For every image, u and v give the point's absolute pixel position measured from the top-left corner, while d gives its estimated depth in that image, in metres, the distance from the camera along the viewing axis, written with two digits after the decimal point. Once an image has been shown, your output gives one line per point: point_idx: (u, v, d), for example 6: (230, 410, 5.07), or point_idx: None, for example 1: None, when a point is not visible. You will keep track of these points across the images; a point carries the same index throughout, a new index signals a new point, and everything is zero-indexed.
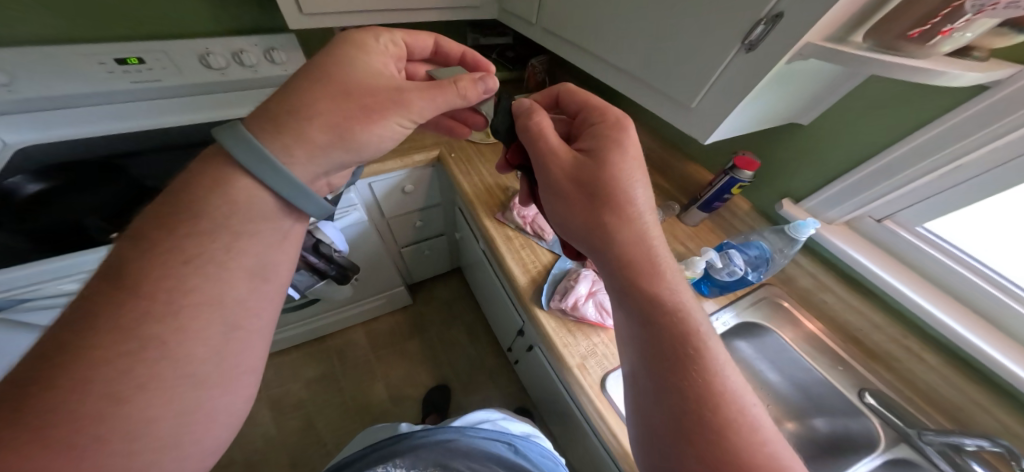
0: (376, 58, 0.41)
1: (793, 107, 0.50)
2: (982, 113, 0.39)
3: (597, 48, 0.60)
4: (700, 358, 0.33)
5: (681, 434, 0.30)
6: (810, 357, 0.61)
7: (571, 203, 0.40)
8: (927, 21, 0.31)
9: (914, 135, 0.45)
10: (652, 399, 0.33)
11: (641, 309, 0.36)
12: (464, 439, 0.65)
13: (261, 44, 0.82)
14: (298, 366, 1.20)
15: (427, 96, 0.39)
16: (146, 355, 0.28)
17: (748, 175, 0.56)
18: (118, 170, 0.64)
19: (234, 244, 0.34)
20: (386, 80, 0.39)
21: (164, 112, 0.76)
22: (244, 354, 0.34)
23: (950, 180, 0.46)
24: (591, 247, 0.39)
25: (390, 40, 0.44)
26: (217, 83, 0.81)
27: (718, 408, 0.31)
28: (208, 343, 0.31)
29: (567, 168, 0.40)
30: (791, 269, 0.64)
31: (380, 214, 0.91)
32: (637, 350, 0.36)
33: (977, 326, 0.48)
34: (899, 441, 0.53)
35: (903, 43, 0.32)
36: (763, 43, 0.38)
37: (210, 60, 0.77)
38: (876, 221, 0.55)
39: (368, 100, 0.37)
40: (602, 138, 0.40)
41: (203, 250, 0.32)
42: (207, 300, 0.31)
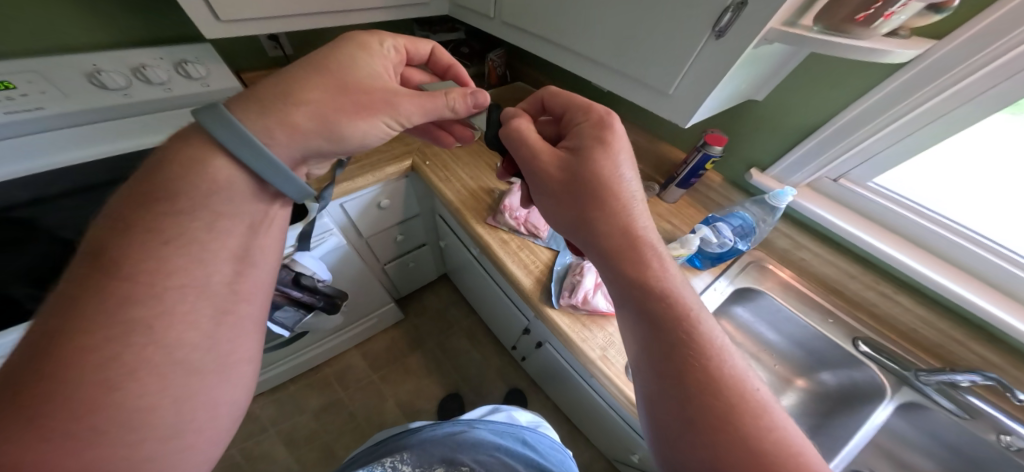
0: (376, 63, 0.42)
1: (753, 84, 0.54)
2: (913, 79, 0.47)
3: (564, 43, 0.60)
4: (698, 343, 0.35)
5: (684, 416, 0.33)
6: (801, 312, 0.68)
7: (562, 205, 0.42)
8: (870, 6, 0.35)
9: (867, 95, 0.51)
10: (656, 386, 0.35)
11: (643, 297, 0.38)
12: (472, 430, 0.68)
13: (168, 58, 0.70)
14: (301, 398, 1.18)
15: (418, 103, 0.41)
16: (133, 339, 0.29)
17: (718, 150, 0.63)
18: (24, 225, 0.52)
19: (217, 224, 0.35)
20: (381, 83, 0.41)
21: (71, 146, 0.62)
22: (233, 340, 0.36)
23: (894, 136, 0.53)
24: (586, 244, 0.41)
25: (393, 47, 0.46)
26: (122, 107, 0.67)
27: (719, 391, 0.33)
28: (196, 328, 0.33)
29: (556, 170, 0.41)
30: (772, 234, 0.71)
31: (357, 234, 0.85)
32: (639, 340, 0.38)
33: (932, 261, 0.56)
34: (901, 386, 0.61)
35: (851, 26, 0.36)
36: (731, 29, 0.40)
37: (102, 77, 0.63)
38: (833, 181, 0.62)
39: (363, 100, 0.39)
40: (588, 139, 0.42)
41: (183, 231, 0.33)
42: (189, 282, 0.33)
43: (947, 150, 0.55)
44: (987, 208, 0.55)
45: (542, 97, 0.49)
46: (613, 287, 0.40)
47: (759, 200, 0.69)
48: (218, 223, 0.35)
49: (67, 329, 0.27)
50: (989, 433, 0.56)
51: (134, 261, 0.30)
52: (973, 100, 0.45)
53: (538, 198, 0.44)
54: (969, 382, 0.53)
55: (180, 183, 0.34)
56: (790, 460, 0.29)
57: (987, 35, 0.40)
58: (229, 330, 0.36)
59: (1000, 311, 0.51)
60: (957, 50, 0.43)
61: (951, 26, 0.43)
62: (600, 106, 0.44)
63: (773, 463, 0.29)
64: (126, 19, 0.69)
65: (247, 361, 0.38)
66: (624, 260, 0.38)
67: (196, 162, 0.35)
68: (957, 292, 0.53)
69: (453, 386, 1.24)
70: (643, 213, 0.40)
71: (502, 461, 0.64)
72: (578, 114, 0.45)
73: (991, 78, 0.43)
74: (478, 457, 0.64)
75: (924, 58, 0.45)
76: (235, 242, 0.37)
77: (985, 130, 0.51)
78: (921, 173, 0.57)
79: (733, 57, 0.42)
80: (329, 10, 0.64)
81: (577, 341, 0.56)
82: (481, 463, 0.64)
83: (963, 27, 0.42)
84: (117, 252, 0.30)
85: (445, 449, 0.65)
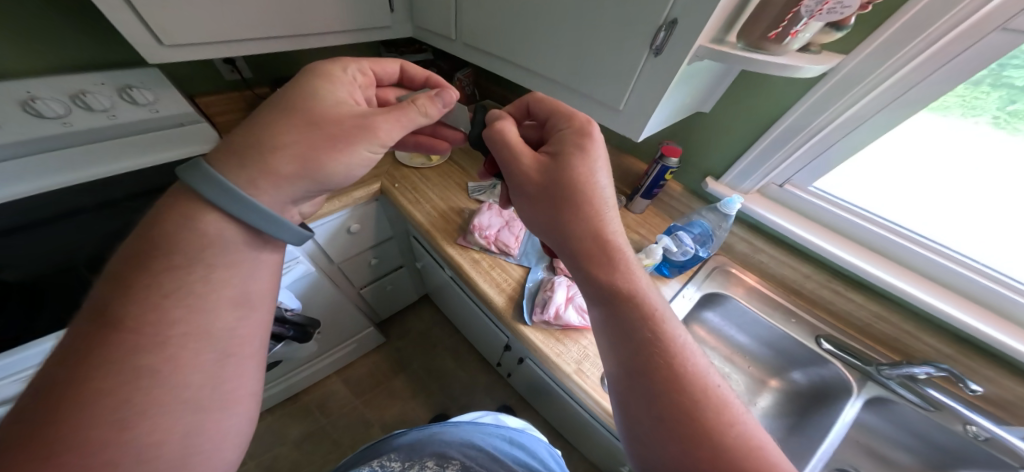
0: (341, 88, 0.40)
1: (696, 97, 0.58)
2: (833, 89, 0.51)
3: (520, 65, 0.63)
4: (667, 344, 0.36)
5: (654, 416, 0.33)
6: (765, 314, 0.70)
7: (539, 207, 0.41)
8: (778, 25, 0.39)
9: (802, 100, 0.54)
10: (626, 387, 0.36)
11: (618, 302, 0.38)
12: (461, 427, 0.67)
13: (111, 83, 0.69)
14: (282, 429, 1.13)
15: (396, 123, 0.39)
16: (140, 383, 0.29)
17: (674, 162, 0.66)
18: None
19: (212, 276, 0.35)
20: (348, 110, 0.38)
21: (10, 181, 0.58)
22: (236, 378, 0.35)
23: (828, 141, 0.56)
24: (561, 247, 0.41)
25: (356, 70, 0.44)
26: (60, 137, 0.63)
27: (685, 390, 0.34)
28: (198, 369, 0.33)
29: (535, 172, 0.41)
30: (731, 239, 0.74)
31: (328, 260, 0.84)
32: (612, 343, 0.38)
33: (878, 261, 0.60)
34: (867, 381, 0.63)
35: (767, 43, 0.40)
36: (666, 47, 0.43)
37: (37, 105, 0.61)
38: (779, 187, 0.66)
39: (331, 130, 0.36)
40: (570, 144, 0.42)
41: (183, 285, 0.33)
42: (194, 330, 0.33)
43: (880, 151, 0.58)
44: (925, 208, 0.58)
45: (527, 103, 0.49)
46: (588, 292, 0.40)
47: (713, 207, 0.72)
48: (215, 274, 0.35)
49: (81, 375, 0.28)
50: (957, 424, 0.57)
51: (138, 317, 0.31)
52: (891, 104, 0.49)
53: (514, 198, 0.44)
54: (926, 374, 0.55)
55: (179, 232, 0.34)
56: (749, 454, 0.30)
57: (888, 47, 0.45)
58: (234, 368, 0.35)
59: (985, 327, 0.52)
60: (865, 61, 0.47)
61: (854, 42, 0.47)
62: (583, 114, 0.43)
63: (737, 460, 0.30)
64: (67, 42, 0.67)
65: (251, 396, 0.37)
66: (599, 264, 0.38)
67: (200, 207, 0.35)
68: (900, 288, 0.57)
69: (439, 407, 1.21)
70: (616, 221, 0.41)
71: (493, 454, 0.64)
72: (559, 118, 0.45)
73: (901, 85, 0.47)
74: (468, 452, 0.64)
75: (838, 70, 0.49)
76: (238, 287, 0.36)
77: (914, 133, 0.54)
78: (859, 177, 0.61)
79: (671, 74, 0.44)
80: (284, 33, 0.65)
81: (553, 355, 0.56)
82: (472, 457, 0.63)
83: (865, 41, 0.46)
84: (122, 308, 0.31)
85: (433, 447, 0.64)
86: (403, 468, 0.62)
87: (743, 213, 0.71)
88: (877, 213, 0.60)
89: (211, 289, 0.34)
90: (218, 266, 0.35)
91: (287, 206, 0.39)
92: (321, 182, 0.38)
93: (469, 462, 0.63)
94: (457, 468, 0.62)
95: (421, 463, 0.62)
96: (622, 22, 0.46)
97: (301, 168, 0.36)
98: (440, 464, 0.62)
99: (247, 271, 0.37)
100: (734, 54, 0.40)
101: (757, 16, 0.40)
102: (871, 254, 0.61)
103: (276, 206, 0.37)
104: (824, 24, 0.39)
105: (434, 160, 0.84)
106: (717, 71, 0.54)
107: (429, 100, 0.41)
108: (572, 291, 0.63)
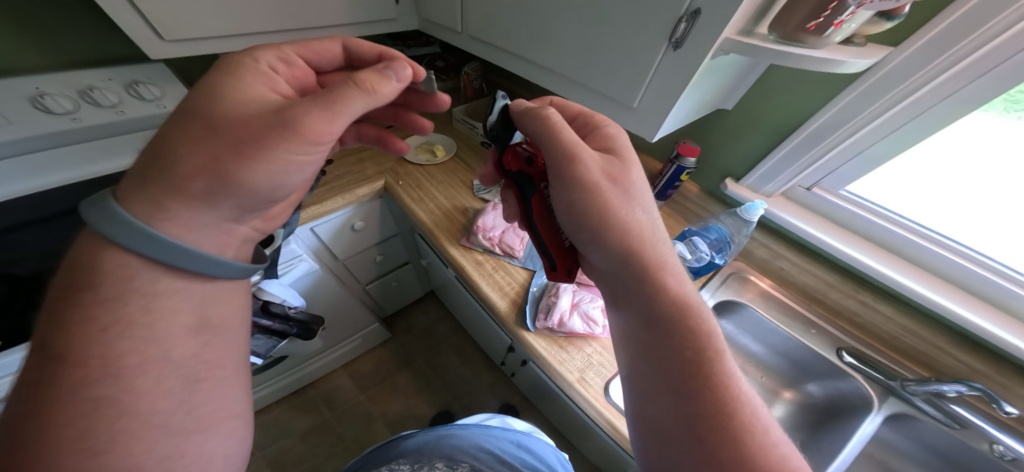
0: (250, 82, 0.34)
1: (718, 93, 0.54)
2: (874, 87, 0.47)
3: (531, 59, 0.59)
4: (712, 359, 0.33)
5: (693, 437, 0.31)
6: (783, 324, 0.66)
7: (598, 201, 0.36)
8: (822, 12, 0.35)
9: (838, 98, 0.50)
10: (665, 404, 0.34)
11: (661, 315, 0.36)
12: (468, 430, 0.66)
13: (118, 79, 0.67)
14: (287, 421, 1.14)
15: (324, 115, 0.31)
16: (100, 410, 0.28)
17: (692, 161, 0.63)
18: None
19: (153, 305, 0.32)
20: (260, 108, 0.32)
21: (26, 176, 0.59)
22: (213, 401, 0.36)
23: (866, 141, 0.52)
24: (604, 248, 0.37)
25: (276, 57, 0.38)
26: (69, 133, 0.63)
27: (729, 409, 0.31)
28: (169, 396, 0.32)
29: (600, 171, 0.37)
30: (748, 243, 0.71)
31: (331, 257, 0.83)
32: (650, 358, 0.36)
33: (913, 271, 0.56)
34: (888, 397, 0.60)
35: (806, 35, 0.36)
36: (687, 41, 0.39)
37: (46, 102, 0.60)
38: (806, 190, 0.62)
39: (235, 134, 0.31)
40: (611, 147, 0.40)
41: (120, 315, 0.30)
42: (148, 357, 0.31)
43: (922, 153, 0.53)
44: (963, 216, 0.54)
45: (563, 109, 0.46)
46: (631, 303, 0.38)
47: (733, 212, 0.68)
48: (154, 302, 0.32)
49: (80, 388, 0.28)
50: (982, 442, 0.54)
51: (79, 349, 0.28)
52: (938, 105, 0.45)
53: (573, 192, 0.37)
54: (956, 393, 0.51)
55: None
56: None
57: (940, 41, 0.41)
58: (205, 394, 0.35)
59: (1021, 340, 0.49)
60: (911, 58, 0.43)
61: (905, 33, 0.43)
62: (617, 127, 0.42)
63: None
64: (76, 38, 0.66)
65: (232, 415, 0.37)
66: (644, 274, 0.36)
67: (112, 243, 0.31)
68: (935, 302, 0.53)
69: (442, 403, 1.21)
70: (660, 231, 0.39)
71: (501, 458, 0.63)
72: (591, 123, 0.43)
73: (953, 83, 0.43)
74: (475, 456, 0.63)
75: (881, 66, 0.45)
76: (196, 313, 0.34)
77: (967, 132, 0.49)
78: (896, 180, 0.57)
79: (692, 69, 0.41)
80: (288, 26, 0.63)
81: (555, 362, 0.54)
82: (480, 460, 0.62)
83: (913, 35, 0.42)
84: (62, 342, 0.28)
85: (439, 451, 0.62)
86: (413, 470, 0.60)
87: (764, 217, 0.67)
88: (912, 220, 0.56)
89: (164, 318, 0.32)
90: (166, 292, 0.33)
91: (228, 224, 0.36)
92: (246, 195, 0.33)
93: (477, 465, 0.62)
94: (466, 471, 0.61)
95: (428, 467, 0.61)
96: (641, 12, 0.42)
97: (213, 189, 0.32)
98: (448, 466, 0.61)
99: (187, 297, 0.34)
100: (766, 47, 0.36)
101: (791, 7, 0.36)
102: (906, 264, 0.57)
103: (214, 226, 0.34)
104: (873, 13, 0.36)
105: (440, 156, 0.82)
106: (742, 66, 0.51)
107: (373, 74, 0.34)
108: (577, 297, 0.60)
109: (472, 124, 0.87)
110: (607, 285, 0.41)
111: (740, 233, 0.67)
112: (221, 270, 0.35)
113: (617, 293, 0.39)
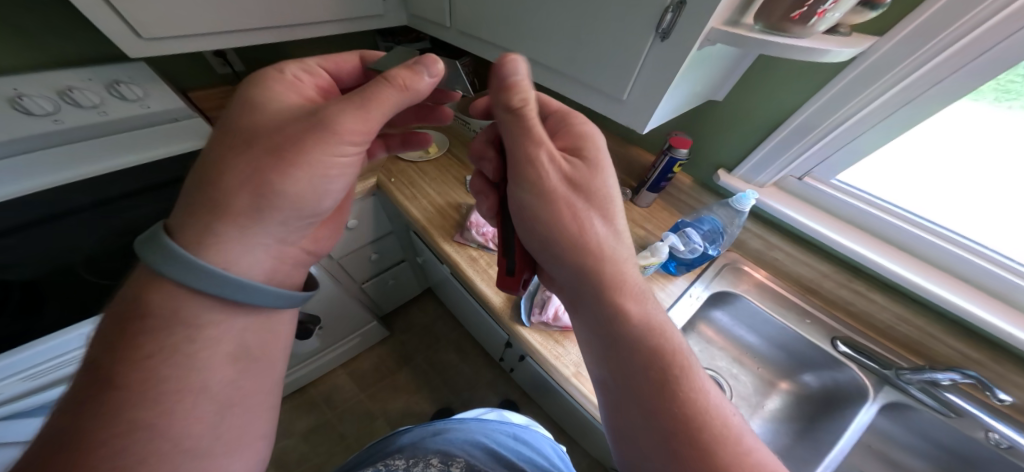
0: (278, 90, 0.33)
1: (707, 85, 0.54)
2: (860, 77, 0.47)
3: (520, 53, 0.59)
4: (685, 369, 0.34)
5: (670, 452, 0.32)
6: (778, 315, 0.66)
7: (559, 211, 0.35)
8: (804, 3, 0.34)
9: (827, 88, 0.50)
10: (638, 419, 0.34)
11: (629, 325, 0.35)
12: (466, 425, 0.66)
13: (98, 79, 0.67)
14: (289, 422, 1.14)
15: (358, 115, 0.31)
16: (137, 436, 0.28)
17: (683, 152, 0.63)
18: None
19: (197, 335, 0.31)
20: (293, 112, 0.32)
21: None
22: (240, 425, 0.35)
23: (858, 129, 0.52)
24: (568, 253, 0.36)
25: (300, 69, 0.37)
26: (49, 135, 0.61)
27: (699, 423, 0.32)
28: (202, 420, 0.32)
29: (569, 181, 0.35)
30: (743, 235, 0.71)
31: (326, 257, 0.82)
32: (621, 371, 0.35)
33: (903, 260, 0.56)
34: (884, 386, 0.60)
35: (790, 24, 0.36)
36: (673, 31, 0.39)
37: (25, 103, 0.59)
38: (798, 180, 0.62)
39: (272, 140, 0.30)
40: (577, 146, 0.38)
41: (164, 345, 0.30)
42: (187, 386, 0.31)
43: (910, 143, 0.53)
44: (953, 203, 0.54)
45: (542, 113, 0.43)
46: (592, 317, 0.37)
47: (724, 203, 0.68)
48: (199, 333, 0.32)
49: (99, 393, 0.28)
50: (977, 431, 0.54)
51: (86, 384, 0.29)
52: (922, 96, 0.45)
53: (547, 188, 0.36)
54: (949, 380, 0.51)
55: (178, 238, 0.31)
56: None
57: (921, 33, 0.41)
58: (236, 419, 0.35)
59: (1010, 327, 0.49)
60: (894, 49, 0.43)
61: (884, 23, 0.43)
62: (598, 134, 0.39)
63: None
64: (51, 38, 0.66)
65: (261, 437, 0.38)
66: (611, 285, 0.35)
67: None
68: (925, 288, 0.53)
69: (442, 401, 1.21)
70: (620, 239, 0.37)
71: (496, 452, 0.62)
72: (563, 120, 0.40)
73: (948, 66, 0.42)
74: (470, 450, 0.62)
75: (867, 56, 0.45)
76: (237, 341, 0.34)
77: (950, 119, 0.49)
78: (886, 169, 0.57)
79: (680, 60, 0.41)
80: (272, 23, 0.63)
81: (551, 357, 0.54)
82: (476, 456, 0.61)
83: (894, 28, 0.42)
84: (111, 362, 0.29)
85: (434, 446, 0.62)
86: (407, 466, 0.59)
87: (758, 207, 0.67)
88: (907, 209, 0.55)
89: (209, 347, 0.32)
90: (212, 323, 0.32)
91: (273, 247, 0.34)
92: (291, 218, 0.34)
93: (472, 459, 0.61)
94: (461, 466, 0.59)
95: (421, 464, 0.60)
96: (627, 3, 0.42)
97: (237, 219, 0.31)
98: (444, 462, 0.60)
99: (216, 324, 0.33)
100: (753, 38, 0.36)
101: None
102: (900, 255, 0.57)
103: (260, 249, 0.33)
104: (856, 2, 0.36)
105: (432, 152, 0.82)
106: (730, 58, 0.51)
107: (405, 71, 0.33)
108: None
109: (465, 120, 0.87)
110: (570, 298, 0.40)
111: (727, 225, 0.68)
112: (273, 298, 0.35)
113: (583, 311, 0.38)
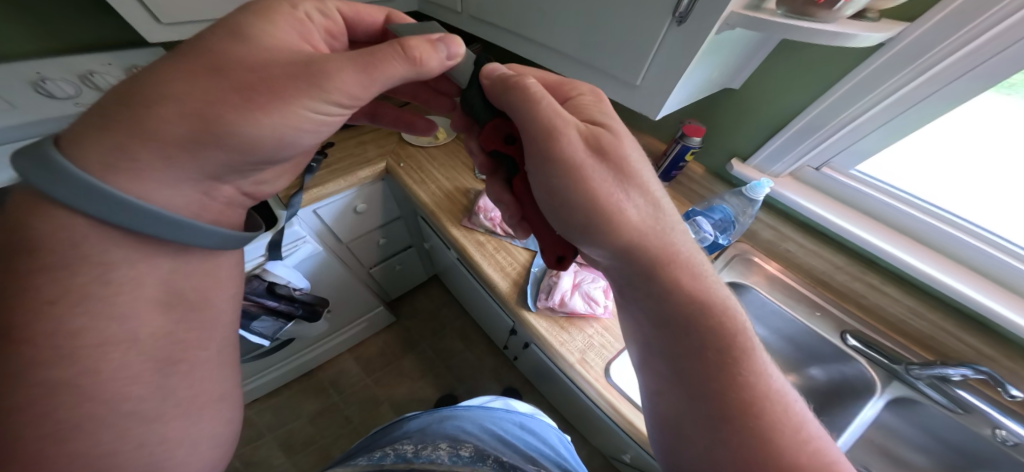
0: (276, 26, 0.31)
1: (723, 73, 0.53)
2: (889, 63, 0.45)
3: (533, 37, 0.58)
4: (747, 352, 0.33)
5: (718, 438, 0.31)
6: (788, 307, 0.66)
7: (592, 194, 0.33)
8: None
9: (853, 75, 0.48)
10: (686, 402, 0.34)
11: (680, 308, 0.35)
12: (472, 412, 0.67)
13: (117, 63, 0.68)
14: (296, 403, 1.17)
15: (360, 79, 0.30)
16: (57, 399, 0.27)
17: (697, 141, 0.62)
18: None
19: (111, 277, 0.29)
20: (267, 57, 0.29)
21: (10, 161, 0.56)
22: (193, 386, 0.35)
23: (882, 118, 0.50)
24: (584, 233, 0.35)
25: (315, 8, 0.36)
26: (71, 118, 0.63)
27: (757, 409, 0.31)
28: (140, 381, 0.31)
29: (583, 147, 0.33)
30: (755, 225, 0.70)
31: (335, 239, 0.83)
32: (671, 357, 0.35)
33: (927, 255, 0.55)
34: (892, 380, 0.60)
35: (813, 9, 0.35)
36: (691, 15, 0.38)
37: (48, 86, 0.60)
38: (815, 170, 0.61)
39: (243, 80, 0.28)
40: (586, 116, 0.37)
41: (70, 287, 0.28)
42: (109, 339, 0.29)
43: (932, 133, 0.52)
44: (977, 197, 0.53)
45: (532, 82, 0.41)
46: (645, 303, 0.37)
47: (738, 193, 0.67)
48: (117, 277, 0.30)
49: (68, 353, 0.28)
50: (983, 427, 0.54)
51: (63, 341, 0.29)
52: (951, 84, 0.44)
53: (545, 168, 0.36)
54: (959, 376, 0.51)
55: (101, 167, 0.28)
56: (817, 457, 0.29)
57: (956, 17, 0.39)
58: (183, 380, 0.35)
59: None
60: (925, 35, 0.42)
61: (919, 9, 0.41)
62: (606, 103, 0.39)
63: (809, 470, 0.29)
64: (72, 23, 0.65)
65: (221, 398, 0.39)
66: (658, 269, 0.35)
67: (63, 223, 0.28)
68: (942, 282, 0.52)
69: (447, 385, 1.23)
70: (672, 218, 0.36)
71: (505, 439, 0.61)
72: (560, 91, 0.40)
73: (980, 54, 0.40)
74: (480, 436, 0.61)
75: (896, 41, 0.43)
76: (169, 292, 0.33)
77: (979, 112, 0.48)
78: (908, 163, 0.55)
79: (697, 45, 0.40)
80: None
81: (556, 341, 0.54)
82: (485, 440, 0.60)
83: (926, 14, 0.41)
84: (8, 313, 0.26)
85: (443, 432, 0.61)
86: (416, 450, 0.57)
87: (771, 197, 0.66)
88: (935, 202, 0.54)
89: (129, 294, 0.30)
90: (129, 266, 0.30)
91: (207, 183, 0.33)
92: (236, 155, 0.31)
93: (482, 444, 0.59)
94: (472, 450, 0.57)
95: (432, 448, 0.57)
96: None
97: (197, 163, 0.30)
98: (453, 446, 0.58)
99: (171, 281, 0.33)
100: (775, 21, 0.35)
101: None
102: (925, 251, 0.55)
103: (188, 187, 0.31)
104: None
105: (440, 137, 0.82)
106: (750, 42, 0.49)
107: (423, 40, 0.32)
108: (579, 278, 0.61)
109: None
110: (618, 288, 0.40)
111: (744, 215, 0.66)
112: (215, 239, 0.34)
113: (632, 300, 0.38)
